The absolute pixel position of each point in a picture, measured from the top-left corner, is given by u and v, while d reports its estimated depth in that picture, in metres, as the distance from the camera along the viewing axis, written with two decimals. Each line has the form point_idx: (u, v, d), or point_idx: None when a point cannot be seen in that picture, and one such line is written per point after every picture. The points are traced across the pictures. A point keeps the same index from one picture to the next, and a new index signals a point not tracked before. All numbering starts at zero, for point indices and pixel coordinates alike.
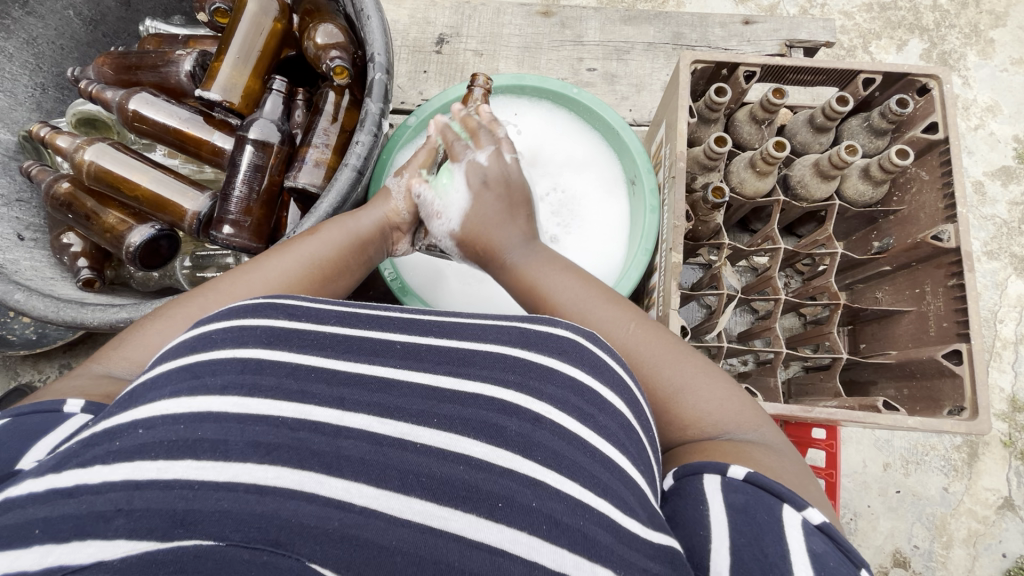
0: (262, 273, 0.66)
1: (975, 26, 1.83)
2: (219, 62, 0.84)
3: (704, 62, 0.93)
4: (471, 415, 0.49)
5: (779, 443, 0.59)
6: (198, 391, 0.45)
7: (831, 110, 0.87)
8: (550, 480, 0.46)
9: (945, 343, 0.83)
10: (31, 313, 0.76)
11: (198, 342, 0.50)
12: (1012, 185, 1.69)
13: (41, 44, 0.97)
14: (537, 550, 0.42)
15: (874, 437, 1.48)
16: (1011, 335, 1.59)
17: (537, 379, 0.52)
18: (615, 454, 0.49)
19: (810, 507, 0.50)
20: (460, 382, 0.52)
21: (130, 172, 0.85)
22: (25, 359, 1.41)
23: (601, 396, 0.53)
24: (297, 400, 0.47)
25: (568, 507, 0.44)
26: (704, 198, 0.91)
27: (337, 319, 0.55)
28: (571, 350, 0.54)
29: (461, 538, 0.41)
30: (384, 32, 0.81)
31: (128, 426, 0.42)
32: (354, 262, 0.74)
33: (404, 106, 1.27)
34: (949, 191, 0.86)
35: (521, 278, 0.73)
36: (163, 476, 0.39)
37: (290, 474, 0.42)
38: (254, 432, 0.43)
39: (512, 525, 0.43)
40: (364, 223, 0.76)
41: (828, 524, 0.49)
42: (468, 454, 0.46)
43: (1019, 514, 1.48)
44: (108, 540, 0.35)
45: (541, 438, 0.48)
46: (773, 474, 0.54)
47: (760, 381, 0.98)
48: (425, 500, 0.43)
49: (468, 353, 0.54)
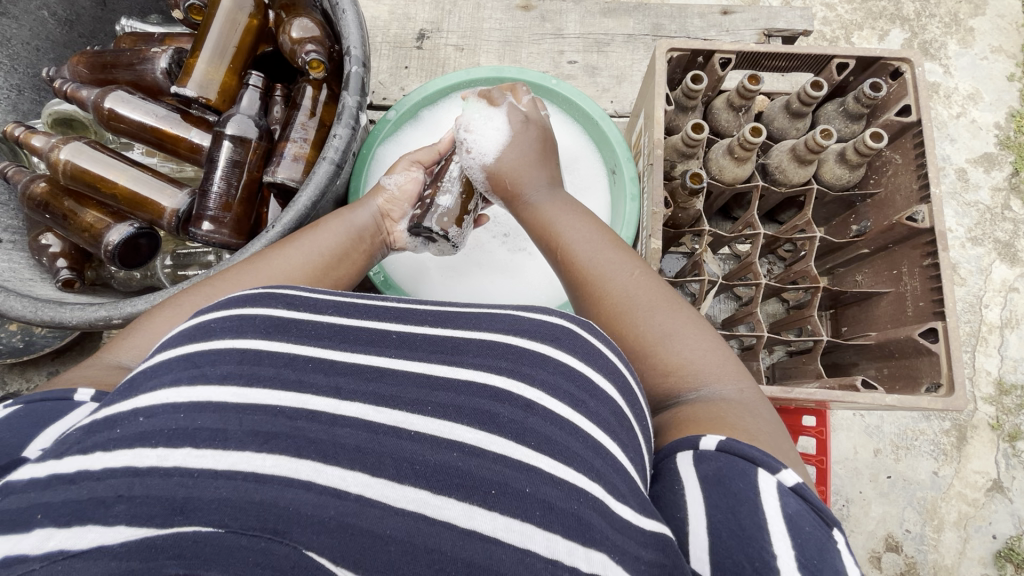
0: (266, 263, 0.66)
1: (956, 15, 1.85)
2: (194, 59, 0.84)
3: (680, 50, 0.94)
4: (463, 402, 0.49)
5: (757, 400, 0.59)
6: (197, 380, 0.45)
7: (806, 96, 0.89)
8: (542, 465, 0.45)
9: (922, 321, 0.84)
10: (9, 314, 0.76)
11: (197, 331, 0.50)
12: (994, 171, 1.71)
13: (15, 45, 0.97)
14: (531, 537, 0.41)
15: (864, 424, 1.49)
16: (996, 319, 1.60)
17: (530, 365, 0.52)
18: (605, 439, 0.49)
19: (785, 470, 0.49)
20: (455, 370, 0.51)
21: (107, 170, 0.85)
22: (12, 367, 1.39)
23: (592, 382, 0.53)
24: (296, 389, 0.47)
25: (562, 492, 0.44)
26: (682, 185, 0.91)
27: (335, 309, 0.55)
28: (562, 336, 0.55)
29: (454, 526, 0.41)
30: (359, 25, 0.81)
31: (129, 414, 0.42)
32: (354, 254, 0.74)
33: (387, 102, 1.27)
34: (923, 173, 0.87)
35: (538, 216, 0.74)
36: (163, 463, 0.39)
37: (288, 462, 0.41)
38: (252, 422, 0.43)
39: (503, 511, 0.42)
40: (360, 215, 0.76)
41: (802, 485, 0.48)
42: (461, 440, 0.46)
43: (1008, 496, 1.50)
44: (108, 526, 0.35)
45: (532, 423, 0.48)
46: (750, 436, 0.53)
47: (743, 366, 0.99)
48: (419, 487, 0.42)
49: (463, 341, 0.54)
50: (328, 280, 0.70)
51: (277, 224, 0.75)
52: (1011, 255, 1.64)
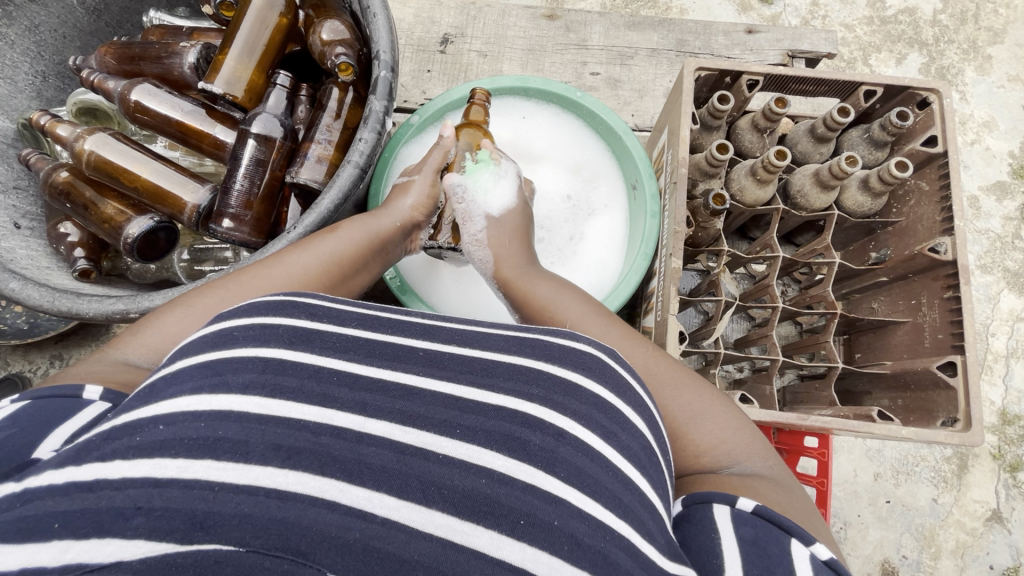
0: (281, 265, 0.66)
1: (974, 42, 1.84)
2: (223, 56, 0.84)
3: (707, 70, 0.94)
4: (493, 427, 0.48)
5: (784, 476, 0.60)
6: (219, 389, 0.45)
7: (833, 121, 0.88)
8: (572, 498, 0.45)
9: (940, 354, 0.84)
10: (26, 302, 0.75)
11: (219, 339, 0.49)
12: (1007, 200, 1.70)
13: (42, 32, 0.97)
14: (559, 571, 0.41)
15: (865, 447, 1.48)
16: (1002, 348, 1.60)
17: (561, 394, 0.51)
18: (635, 475, 0.49)
19: (818, 543, 0.50)
20: (484, 395, 0.51)
21: (131, 163, 0.85)
22: (16, 349, 1.39)
23: (622, 415, 0.52)
24: (319, 404, 0.46)
25: (590, 528, 0.44)
26: (704, 205, 0.91)
27: (358, 323, 0.55)
28: (594, 367, 0.54)
29: (482, 554, 0.41)
30: (390, 30, 0.81)
31: (149, 421, 0.42)
32: (370, 264, 0.75)
33: (407, 105, 1.27)
34: (947, 205, 0.87)
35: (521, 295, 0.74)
36: (183, 475, 0.39)
37: (311, 480, 0.41)
38: (275, 436, 0.43)
39: (534, 544, 0.42)
40: (385, 222, 0.77)
41: (835, 559, 0.49)
42: (491, 467, 0.46)
43: (1006, 526, 1.49)
44: (126, 539, 0.35)
45: (565, 454, 0.47)
46: (779, 509, 0.54)
47: (756, 389, 0.98)
48: (447, 513, 0.42)
49: (491, 364, 0.54)
50: (342, 288, 0.71)
51: (301, 225, 0.75)
52: (1020, 285, 1.64)
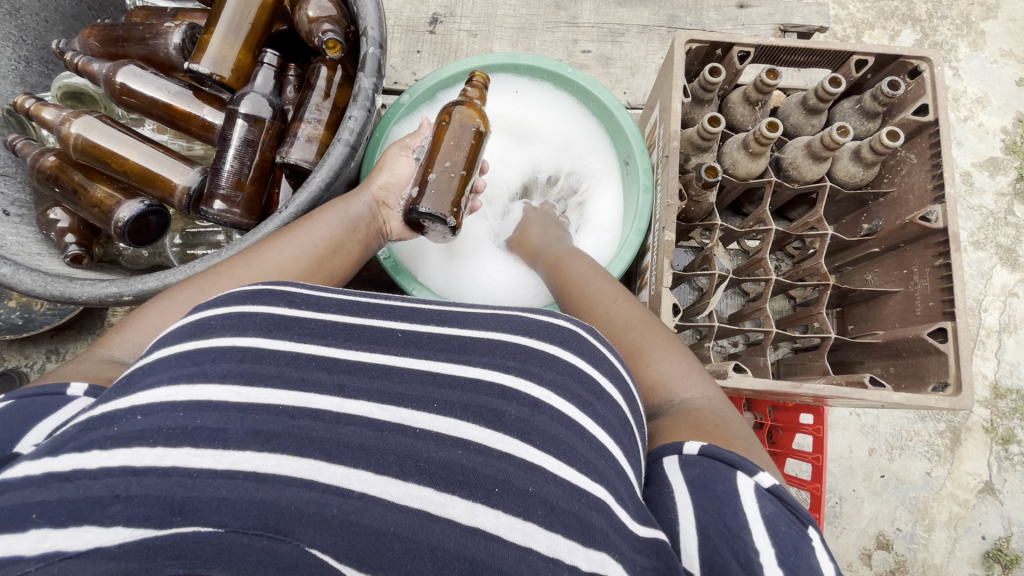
0: (260, 254, 0.67)
1: (967, 18, 1.83)
2: (208, 35, 0.83)
3: (698, 42, 0.94)
4: (470, 400, 0.49)
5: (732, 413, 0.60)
6: (196, 379, 0.45)
7: (824, 92, 0.88)
8: (548, 465, 0.45)
9: (931, 321, 0.85)
10: (19, 287, 0.75)
11: (196, 329, 0.49)
12: (999, 176, 1.71)
13: (24, 16, 0.96)
14: (532, 536, 0.41)
15: (860, 423, 1.50)
16: (994, 323, 1.61)
17: (539, 366, 0.52)
18: (609, 442, 0.49)
19: (762, 472, 0.49)
20: (461, 369, 0.51)
21: (118, 145, 0.84)
22: (12, 344, 1.38)
23: (598, 385, 0.53)
24: (298, 389, 0.47)
25: (564, 492, 0.44)
26: (696, 177, 0.91)
27: (337, 308, 0.55)
28: (570, 338, 0.55)
29: (457, 523, 0.41)
30: (377, 6, 0.80)
31: (127, 412, 0.42)
32: (349, 245, 0.75)
33: (397, 86, 1.26)
34: (938, 172, 0.87)
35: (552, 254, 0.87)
36: (162, 463, 0.39)
37: (290, 461, 0.41)
38: (254, 421, 0.43)
39: (509, 510, 0.42)
40: (356, 206, 0.77)
41: (779, 486, 0.48)
42: (467, 438, 0.46)
43: (998, 498, 1.51)
44: (105, 526, 0.35)
45: (539, 422, 0.48)
46: (729, 443, 0.54)
47: (749, 360, 0.99)
48: (423, 485, 0.42)
49: (468, 341, 0.54)
50: (319, 272, 0.71)
51: (291, 202, 0.74)
52: (1012, 261, 1.65)
